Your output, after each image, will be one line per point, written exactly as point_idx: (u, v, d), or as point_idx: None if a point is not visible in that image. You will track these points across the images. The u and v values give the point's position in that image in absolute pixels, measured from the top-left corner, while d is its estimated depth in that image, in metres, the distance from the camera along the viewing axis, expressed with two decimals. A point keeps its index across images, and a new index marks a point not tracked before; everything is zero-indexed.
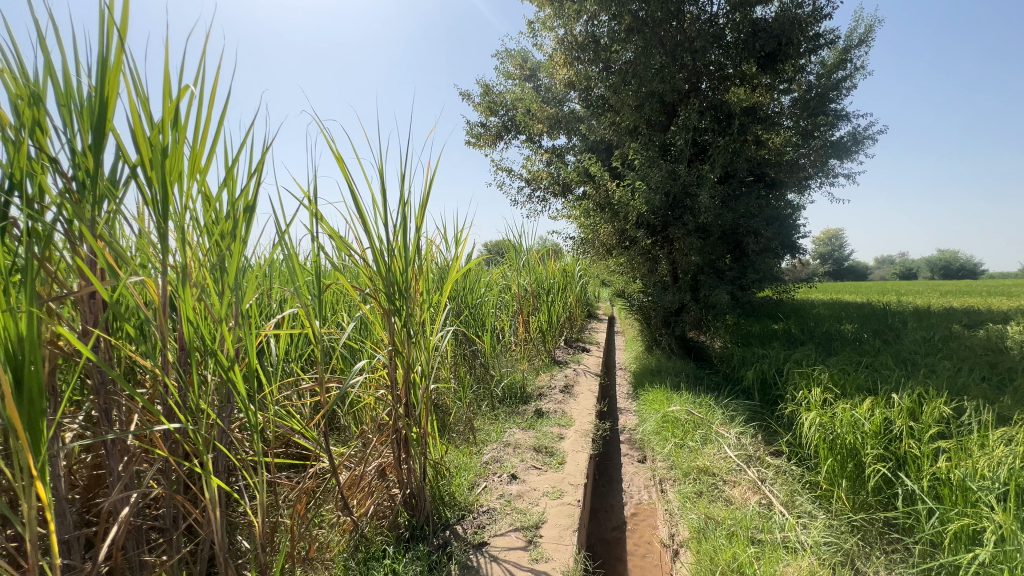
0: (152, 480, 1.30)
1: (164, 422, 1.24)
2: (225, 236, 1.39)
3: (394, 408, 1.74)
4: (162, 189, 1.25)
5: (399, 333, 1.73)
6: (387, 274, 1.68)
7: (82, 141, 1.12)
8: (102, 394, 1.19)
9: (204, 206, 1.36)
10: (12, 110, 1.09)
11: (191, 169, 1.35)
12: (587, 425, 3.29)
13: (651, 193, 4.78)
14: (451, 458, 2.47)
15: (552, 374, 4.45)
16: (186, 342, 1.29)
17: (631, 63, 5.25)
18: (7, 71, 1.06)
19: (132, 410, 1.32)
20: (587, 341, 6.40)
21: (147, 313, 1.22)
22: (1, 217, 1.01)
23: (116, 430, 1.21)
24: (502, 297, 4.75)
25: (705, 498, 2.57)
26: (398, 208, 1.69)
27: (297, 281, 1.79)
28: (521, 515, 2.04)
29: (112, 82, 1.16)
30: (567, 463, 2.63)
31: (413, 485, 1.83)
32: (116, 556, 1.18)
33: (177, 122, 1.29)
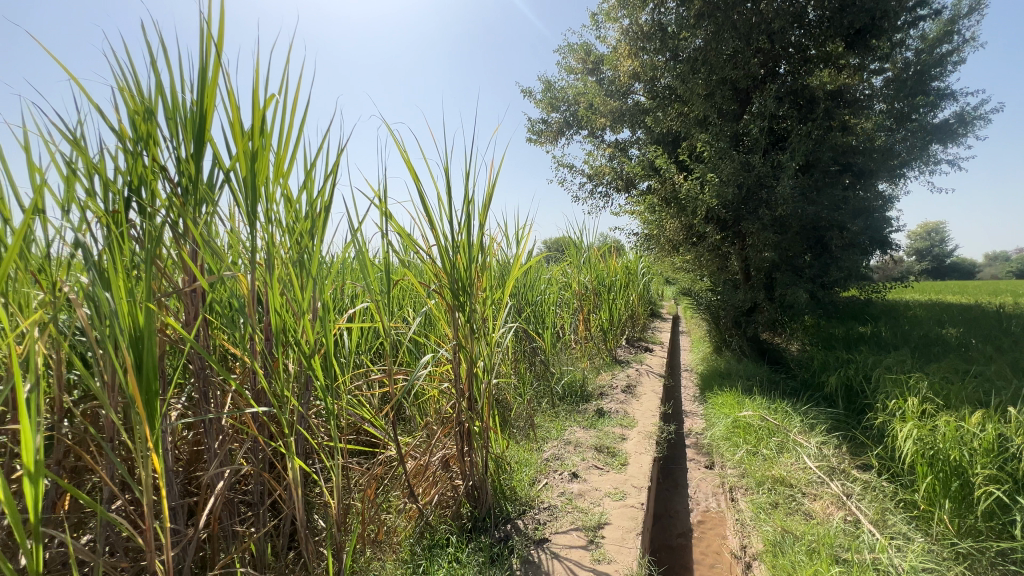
0: (242, 458, 1.42)
1: (253, 406, 1.35)
2: (304, 234, 1.49)
3: (457, 401, 1.78)
4: (251, 192, 1.36)
5: (464, 327, 1.76)
6: (452, 270, 1.72)
7: (186, 150, 1.25)
8: (201, 377, 1.32)
9: (287, 207, 1.47)
10: (131, 125, 1.23)
11: (276, 173, 1.46)
12: (651, 426, 3.19)
13: (721, 186, 4.55)
14: (512, 453, 2.50)
15: (614, 374, 4.37)
16: (272, 333, 1.40)
17: (701, 51, 5.02)
18: (128, 91, 1.21)
19: (225, 393, 1.45)
20: (650, 341, 6.21)
21: (239, 305, 1.34)
22: (122, 219, 1.16)
23: (212, 410, 1.34)
24: (563, 294, 4.73)
25: (781, 510, 2.41)
26: (463, 206, 1.72)
27: (367, 276, 1.88)
28: (583, 515, 2.02)
29: (210, 96, 1.28)
30: (630, 465, 2.57)
31: (475, 477, 1.86)
32: (212, 525, 1.30)
33: (264, 130, 1.40)
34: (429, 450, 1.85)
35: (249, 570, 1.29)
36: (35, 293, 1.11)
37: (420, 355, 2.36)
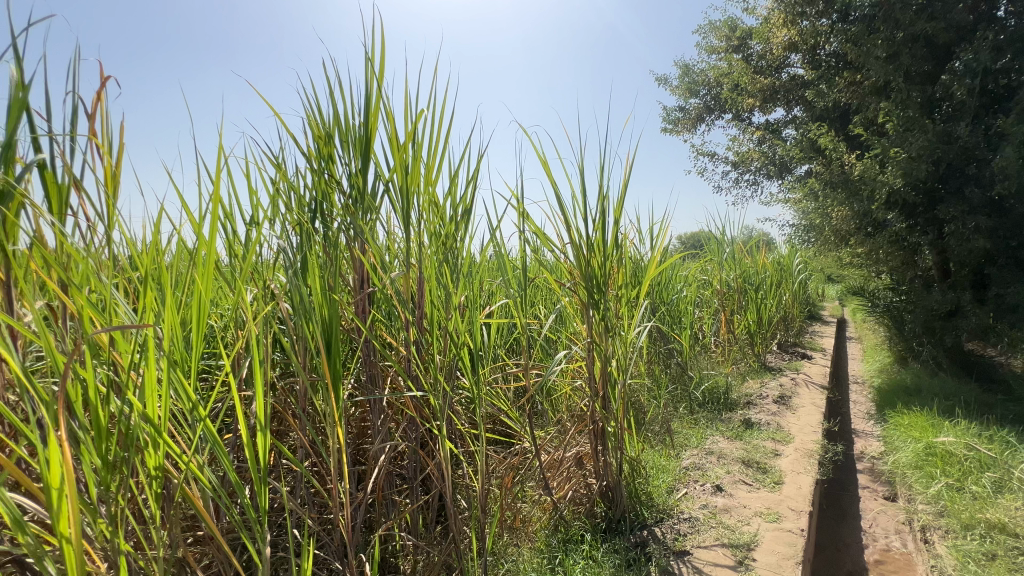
0: (399, 436, 1.59)
1: (408, 390, 1.50)
2: (449, 236, 1.62)
3: (592, 399, 1.77)
4: (405, 200, 1.52)
5: (598, 325, 1.75)
6: (586, 267, 1.71)
7: (356, 166, 1.45)
8: (368, 362, 1.51)
9: (434, 211, 1.60)
10: (316, 148, 1.47)
11: (426, 181, 1.61)
12: (811, 444, 2.80)
13: (912, 163, 3.78)
14: (647, 458, 2.40)
15: (763, 382, 3.93)
16: (424, 325, 1.54)
17: (881, 5, 4.25)
18: (314, 120, 1.45)
19: (385, 378, 1.64)
20: (808, 347, 5.45)
21: (397, 300, 1.51)
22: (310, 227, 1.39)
23: (376, 392, 1.52)
24: (702, 293, 4.40)
25: (1000, 564, 1.92)
26: (598, 202, 1.70)
27: (506, 273, 1.97)
28: (729, 532, 1.85)
29: (374, 117, 1.47)
30: (786, 485, 2.29)
31: (610, 478, 1.83)
32: (377, 492, 1.48)
33: (416, 143, 1.56)
34: (563, 445, 1.87)
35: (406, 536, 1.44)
36: (253, 287, 1.39)
37: (554, 351, 2.39)
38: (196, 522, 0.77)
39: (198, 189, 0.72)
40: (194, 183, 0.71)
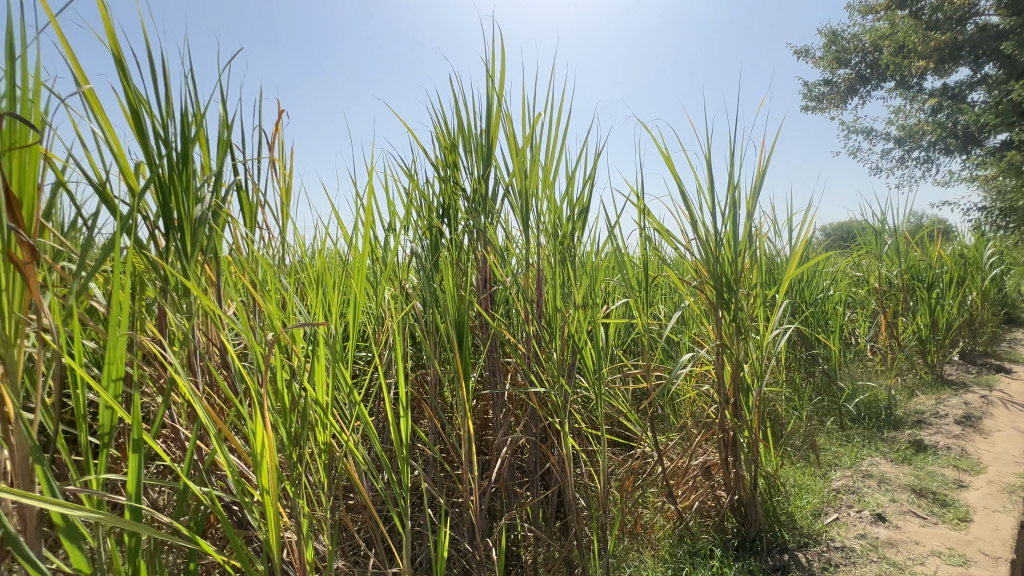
0: (521, 431, 1.64)
1: (529, 386, 1.54)
2: (566, 235, 1.63)
3: (722, 406, 1.64)
4: (524, 202, 1.57)
5: (728, 326, 1.61)
6: (714, 264, 1.59)
7: (478, 172, 1.53)
8: (491, 358, 1.59)
9: (552, 211, 1.63)
10: (444, 158, 1.59)
11: (543, 182, 1.65)
12: (1013, 477, 2.27)
13: None
14: (788, 475, 2.16)
15: (941, 397, 3.28)
16: (543, 323, 1.57)
17: None
18: (442, 132, 1.56)
19: (507, 374, 1.70)
20: (1007, 358, 4.41)
21: (518, 298, 1.56)
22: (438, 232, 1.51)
23: (499, 386, 1.59)
24: (856, 291, 3.82)
25: None
26: (727, 194, 1.57)
27: (626, 271, 1.91)
28: (895, 571, 1.58)
29: (494, 124, 1.54)
30: (975, 524, 1.88)
31: (743, 493, 1.68)
32: (500, 482, 1.55)
33: (534, 146, 1.60)
34: (689, 452, 1.76)
35: (529, 528, 1.48)
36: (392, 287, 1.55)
37: (677, 353, 2.26)
38: (355, 492, 0.88)
39: (358, 202, 0.84)
40: (356, 196, 0.82)
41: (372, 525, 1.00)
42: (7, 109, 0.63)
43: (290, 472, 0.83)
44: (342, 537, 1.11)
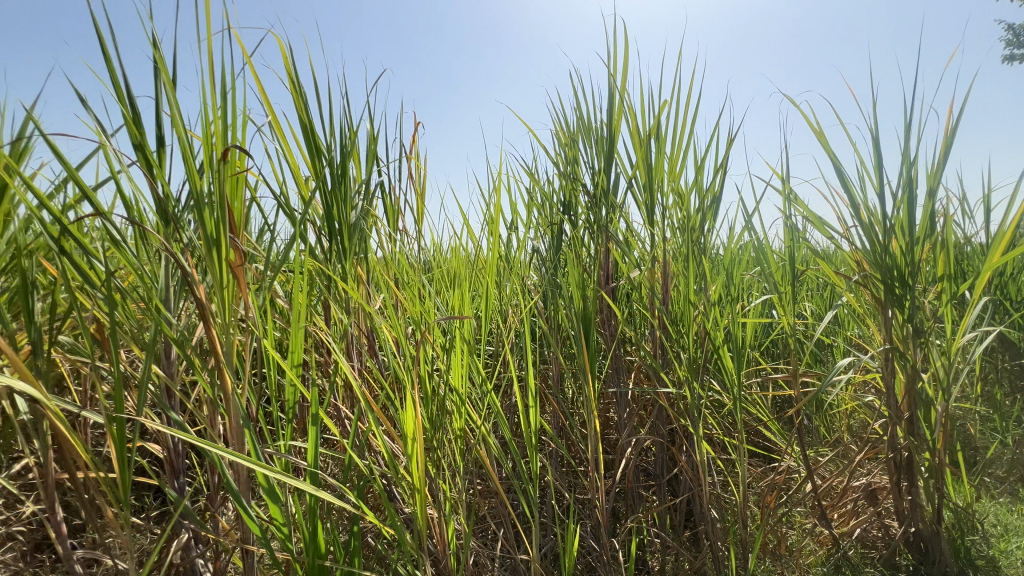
0: (646, 432, 1.56)
1: (655, 387, 1.46)
2: (696, 228, 1.51)
3: (893, 422, 1.38)
4: (648, 194, 1.50)
5: (903, 328, 1.35)
6: (883, 254, 1.35)
7: (599, 166, 1.50)
8: (614, 356, 1.54)
9: (679, 202, 1.53)
10: (564, 155, 1.59)
11: (670, 172, 1.55)
12: None
13: None
14: (988, 512, 1.75)
15: None
16: (671, 321, 1.47)
17: None
18: (562, 129, 1.56)
19: (631, 373, 1.64)
20: None
21: (643, 295, 1.49)
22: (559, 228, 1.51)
23: (622, 385, 1.53)
24: None
25: None
26: (901, 170, 1.32)
27: (767, 266, 1.72)
28: None
29: (616, 116, 1.49)
30: None
31: (924, 526, 1.40)
32: (625, 484, 1.49)
33: (660, 135, 1.51)
34: (849, 472, 1.51)
35: (655, 535, 1.41)
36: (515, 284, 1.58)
37: (829, 359, 1.98)
38: (492, 478, 0.91)
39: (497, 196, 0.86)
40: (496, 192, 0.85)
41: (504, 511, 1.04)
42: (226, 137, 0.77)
43: (435, 453, 0.89)
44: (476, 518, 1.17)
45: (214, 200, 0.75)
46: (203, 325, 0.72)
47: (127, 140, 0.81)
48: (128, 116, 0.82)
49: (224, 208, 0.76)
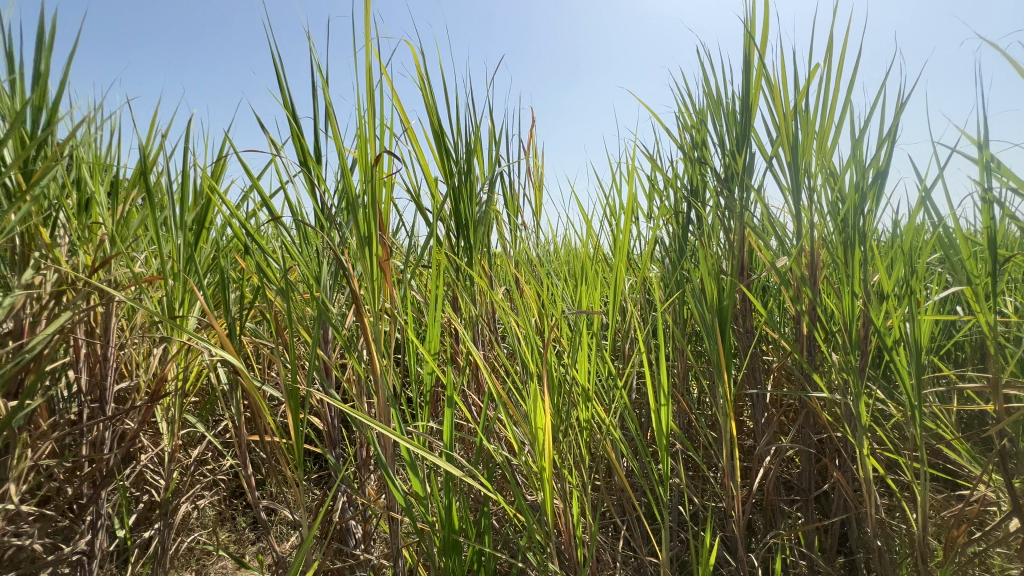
0: (789, 441, 1.37)
1: (804, 392, 1.28)
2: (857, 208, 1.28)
3: None
4: (795, 172, 1.30)
5: None
6: None
7: (732, 146, 1.35)
8: (750, 355, 1.38)
9: (834, 181, 1.31)
10: (690, 139, 1.47)
11: (821, 147, 1.34)
12: None
13: None
14: None
15: None
16: (823, 316, 1.27)
17: None
18: (687, 110, 1.45)
19: (771, 375, 1.45)
20: None
21: (790, 286, 1.30)
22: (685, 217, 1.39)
23: (760, 387, 1.37)
24: None
25: None
26: None
27: (956, 251, 1.40)
28: None
29: (753, 89, 1.34)
30: None
31: None
32: (764, 497, 1.33)
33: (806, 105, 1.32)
34: None
35: (803, 558, 1.23)
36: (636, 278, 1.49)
37: None
38: (622, 476, 0.86)
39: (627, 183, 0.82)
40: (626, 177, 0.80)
41: (632, 511, 0.99)
42: (374, 145, 0.84)
43: (563, 444, 0.87)
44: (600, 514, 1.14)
45: (364, 202, 0.83)
46: (357, 311, 0.80)
47: (296, 155, 0.94)
48: (296, 134, 0.95)
49: (374, 209, 0.83)
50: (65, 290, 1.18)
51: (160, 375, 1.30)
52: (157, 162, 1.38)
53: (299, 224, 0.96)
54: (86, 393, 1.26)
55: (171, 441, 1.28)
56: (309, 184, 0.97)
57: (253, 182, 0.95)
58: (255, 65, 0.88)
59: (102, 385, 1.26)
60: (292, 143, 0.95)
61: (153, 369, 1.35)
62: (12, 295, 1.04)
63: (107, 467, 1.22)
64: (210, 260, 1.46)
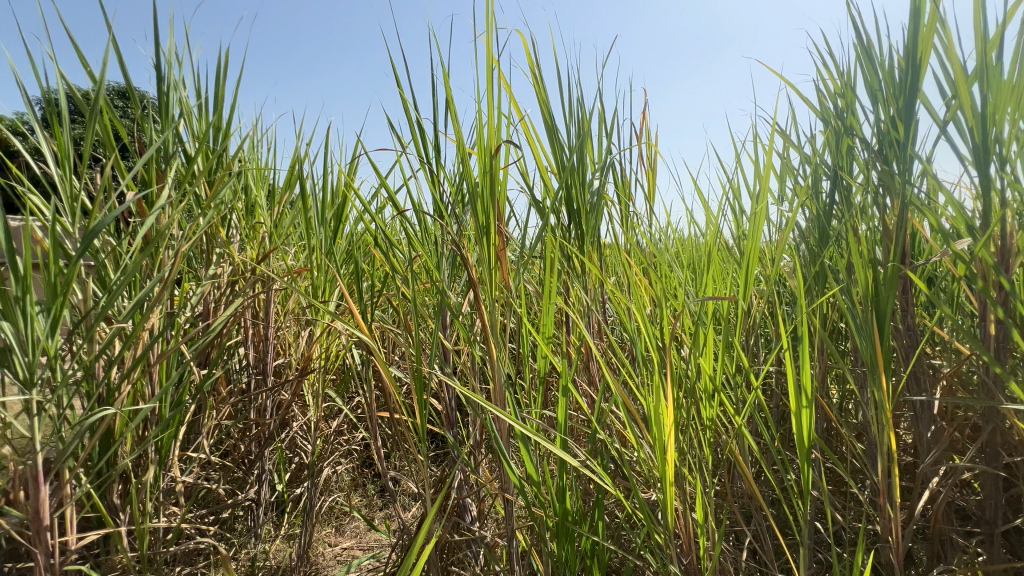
0: (967, 461, 1.14)
1: (990, 403, 1.05)
2: None
3: None
4: None
5: None
6: None
7: None
8: (914, 356, 1.17)
9: None
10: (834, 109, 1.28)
11: None
12: None
13: None
14: None
15: None
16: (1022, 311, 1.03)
17: None
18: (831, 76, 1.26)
19: (942, 381, 1.22)
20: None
21: (973, 274, 1.07)
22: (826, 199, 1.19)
23: (927, 395, 1.16)
24: None
25: None
26: None
27: None
28: None
29: None
30: None
31: None
32: (931, 525, 1.12)
33: None
34: None
35: None
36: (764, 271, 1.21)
37: None
38: (752, 482, 0.78)
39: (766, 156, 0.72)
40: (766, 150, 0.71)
41: (763, 522, 0.89)
42: (491, 136, 0.86)
43: (685, 442, 0.81)
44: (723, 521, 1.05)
45: (482, 193, 0.85)
46: (475, 298, 0.82)
47: (419, 151, 0.99)
48: (419, 132, 1.00)
49: (492, 199, 0.85)
50: (238, 280, 1.40)
51: (308, 354, 1.48)
52: (304, 168, 1.58)
53: (421, 216, 1.02)
54: (253, 367, 1.49)
55: (316, 412, 1.46)
56: (431, 179, 1.03)
57: (382, 180, 1.03)
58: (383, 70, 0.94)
59: (265, 361, 1.48)
60: (415, 141, 1.01)
61: (302, 349, 1.55)
62: (202, 283, 1.26)
63: (269, 430, 1.44)
64: (345, 253, 1.62)
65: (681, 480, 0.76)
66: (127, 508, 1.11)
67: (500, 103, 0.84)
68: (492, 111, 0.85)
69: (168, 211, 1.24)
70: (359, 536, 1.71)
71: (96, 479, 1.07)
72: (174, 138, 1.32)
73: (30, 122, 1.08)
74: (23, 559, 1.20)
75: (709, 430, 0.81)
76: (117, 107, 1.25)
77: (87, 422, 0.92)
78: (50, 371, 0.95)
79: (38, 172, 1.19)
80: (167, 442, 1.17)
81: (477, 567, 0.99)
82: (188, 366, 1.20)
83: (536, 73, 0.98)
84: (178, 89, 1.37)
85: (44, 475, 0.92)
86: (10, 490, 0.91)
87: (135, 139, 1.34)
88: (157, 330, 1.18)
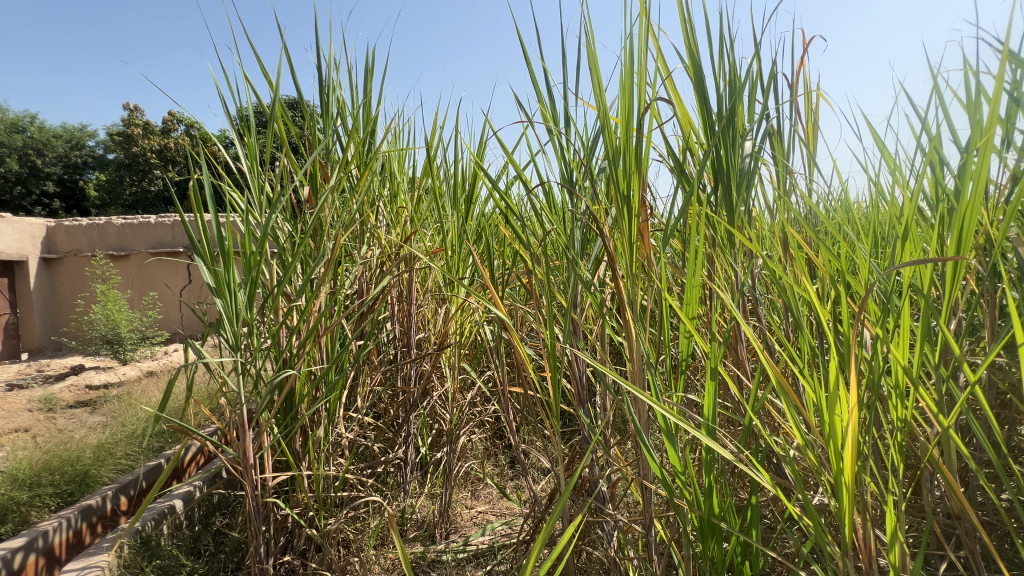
0: None
1: None
2: None
3: None
4: None
5: None
6: None
7: None
8: None
9: None
10: None
11: None
12: None
13: None
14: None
15: None
16: None
17: None
18: None
19: None
20: None
21: None
22: None
23: None
24: None
25: None
26: None
27: None
28: None
29: None
30: None
31: None
32: None
33: None
34: None
35: None
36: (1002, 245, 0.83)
37: None
38: (964, 498, 0.61)
39: (1003, 82, 0.53)
40: (999, 77, 0.52)
41: (975, 548, 0.72)
42: (634, 101, 0.78)
43: (866, 443, 0.68)
44: (909, 536, 0.88)
45: (624, 160, 0.81)
46: (613, 273, 0.77)
47: (550, 121, 0.95)
48: (550, 102, 0.96)
49: (635, 168, 0.80)
50: (386, 261, 1.54)
51: (445, 331, 1.59)
52: (438, 155, 1.66)
53: (555, 188, 1.00)
54: (400, 339, 1.63)
55: (455, 382, 1.55)
56: (562, 154, 1.00)
57: (511, 156, 1.01)
58: (518, 40, 0.92)
59: (409, 334, 1.62)
60: (547, 111, 0.97)
61: (439, 325, 1.65)
62: (357, 264, 1.41)
63: (413, 397, 1.57)
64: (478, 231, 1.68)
65: (861, 486, 0.63)
66: (308, 456, 1.30)
67: (642, 65, 0.76)
68: (636, 70, 0.77)
69: (330, 201, 1.39)
70: (493, 502, 1.83)
71: (286, 429, 1.26)
72: (334, 135, 1.47)
73: (231, 132, 1.30)
74: (236, 488, 1.49)
75: (900, 432, 0.66)
76: (291, 112, 1.42)
77: (275, 380, 1.07)
78: (249, 337, 1.14)
79: (234, 174, 1.42)
80: (334, 402, 1.35)
81: (611, 548, 0.96)
82: (348, 337, 1.35)
83: (684, 22, 0.85)
84: (336, 90, 1.52)
85: (249, 422, 1.12)
86: (227, 433, 1.12)
87: (302, 139, 1.53)
88: (323, 305, 1.35)
